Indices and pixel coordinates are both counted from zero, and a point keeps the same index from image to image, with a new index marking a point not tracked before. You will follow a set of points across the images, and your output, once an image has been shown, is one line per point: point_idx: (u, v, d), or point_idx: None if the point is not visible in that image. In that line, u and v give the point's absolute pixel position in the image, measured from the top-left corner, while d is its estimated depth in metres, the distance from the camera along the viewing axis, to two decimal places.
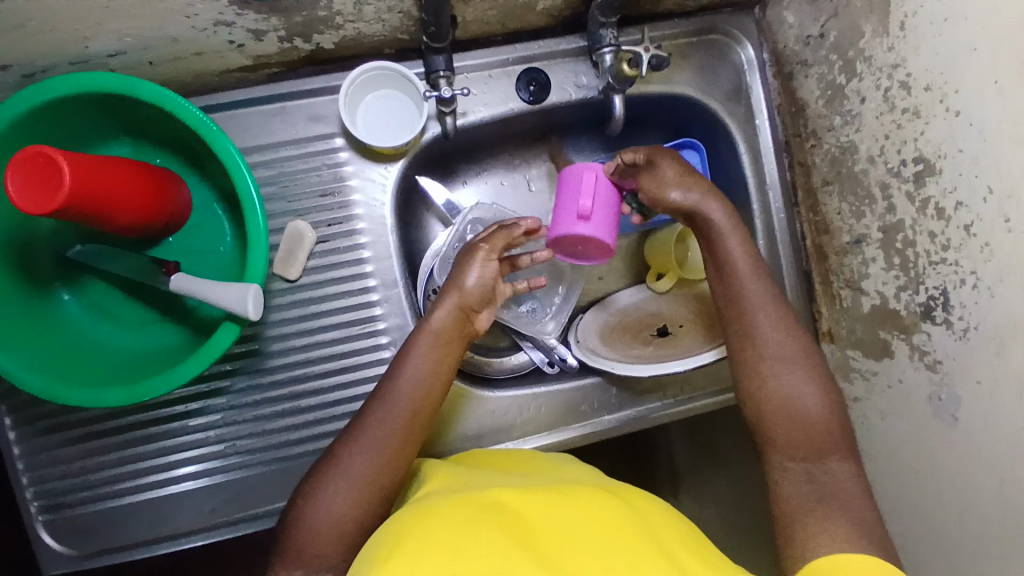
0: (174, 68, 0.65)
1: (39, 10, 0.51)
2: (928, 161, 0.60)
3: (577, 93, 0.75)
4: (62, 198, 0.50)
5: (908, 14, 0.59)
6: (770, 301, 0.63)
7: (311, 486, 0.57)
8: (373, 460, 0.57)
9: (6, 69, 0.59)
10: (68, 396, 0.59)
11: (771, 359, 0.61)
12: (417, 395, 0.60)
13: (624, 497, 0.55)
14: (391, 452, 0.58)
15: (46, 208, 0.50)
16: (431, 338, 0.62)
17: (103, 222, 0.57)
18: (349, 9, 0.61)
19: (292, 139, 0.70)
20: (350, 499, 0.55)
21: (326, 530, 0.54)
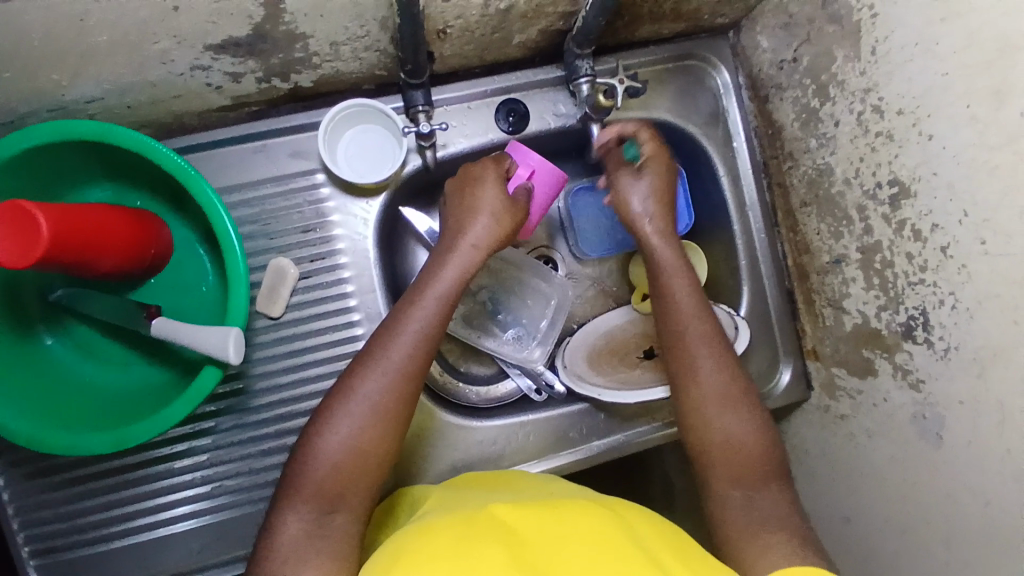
0: (153, 110, 0.65)
1: (16, 61, 0.51)
2: (903, 184, 0.61)
3: (555, 122, 0.76)
4: (43, 247, 0.50)
5: (879, 40, 0.60)
6: (710, 343, 0.64)
7: (323, 420, 0.56)
8: (388, 392, 0.57)
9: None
10: (54, 443, 0.59)
11: (712, 399, 0.62)
12: (432, 326, 0.59)
13: (619, 510, 0.56)
14: (404, 386, 0.57)
15: (26, 258, 0.50)
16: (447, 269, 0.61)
17: (87, 268, 0.57)
18: (326, 49, 0.61)
19: (274, 177, 0.71)
20: (365, 433, 0.56)
21: (341, 465, 0.55)
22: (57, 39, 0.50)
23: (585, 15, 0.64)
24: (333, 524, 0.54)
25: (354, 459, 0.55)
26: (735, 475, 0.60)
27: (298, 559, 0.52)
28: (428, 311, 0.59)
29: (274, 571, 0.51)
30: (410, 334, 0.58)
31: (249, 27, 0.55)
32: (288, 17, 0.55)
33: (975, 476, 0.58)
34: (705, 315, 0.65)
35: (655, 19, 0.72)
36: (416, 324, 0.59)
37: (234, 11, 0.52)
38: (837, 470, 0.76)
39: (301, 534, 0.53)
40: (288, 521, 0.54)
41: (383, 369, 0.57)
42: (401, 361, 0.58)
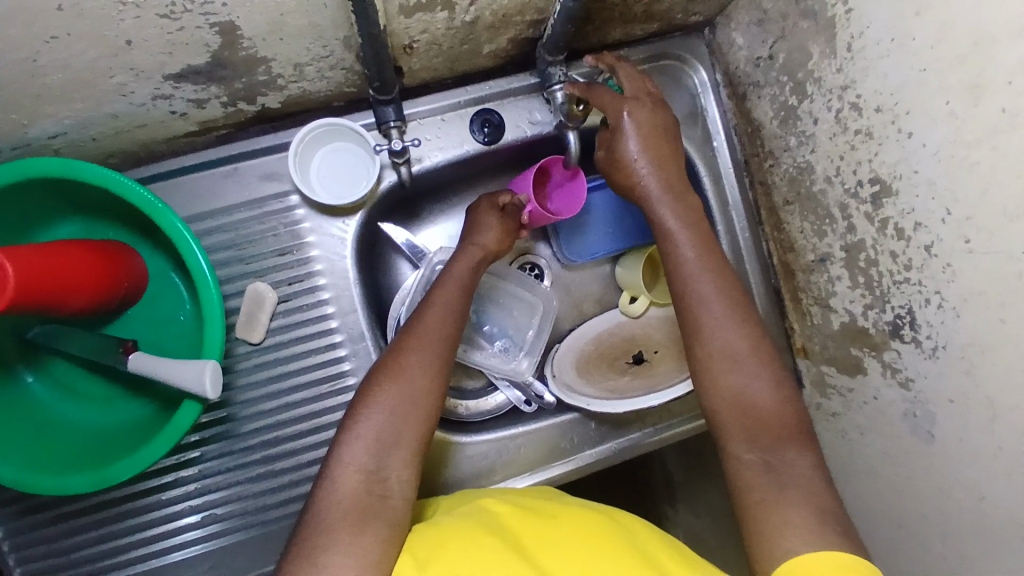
0: (118, 141, 0.63)
1: None
2: (884, 181, 0.60)
3: (531, 130, 0.75)
4: (10, 294, 0.49)
5: (854, 36, 0.59)
6: (718, 291, 0.61)
7: (371, 386, 0.57)
8: (432, 358, 0.59)
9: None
10: (39, 484, 0.58)
11: (724, 356, 0.59)
12: (464, 299, 0.64)
13: (614, 517, 0.56)
14: (445, 352, 0.60)
15: None
16: (476, 252, 0.67)
17: (58, 310, 0.56)
18: (290, 71, 0.60)
19: (247, 201, 0.69)
20: (416, 394, 0.56)
21: (393, 425, 0.55)
22: (9, 81, 0.49)
23: (553, 24, 0.63)
24: (386, 480, 0.53)
25: (404, 419, 0.55)
26: (760, 437, 0.55)
27: (359, 516, 0.50)
28: (460, 284, 0.65)
29: (334, 525, 0.50)
30: (450, 301, 0.63)
31: (207, 55, 0.53)
32: (247, 42, 0.53)
33: (967, 473, 0.57)
34: (708, 270, 0.62)
35: (627, 21, 0.70)
36: (453, 295, 0.63)
37: (189, 40, 0.51)
38: (834, 468, 0.75)
39: (360, 487, 0.52)
40: (344, 476, 0.52)
41: (427, 336, 0.60)
42: (443, 328, 0.61)
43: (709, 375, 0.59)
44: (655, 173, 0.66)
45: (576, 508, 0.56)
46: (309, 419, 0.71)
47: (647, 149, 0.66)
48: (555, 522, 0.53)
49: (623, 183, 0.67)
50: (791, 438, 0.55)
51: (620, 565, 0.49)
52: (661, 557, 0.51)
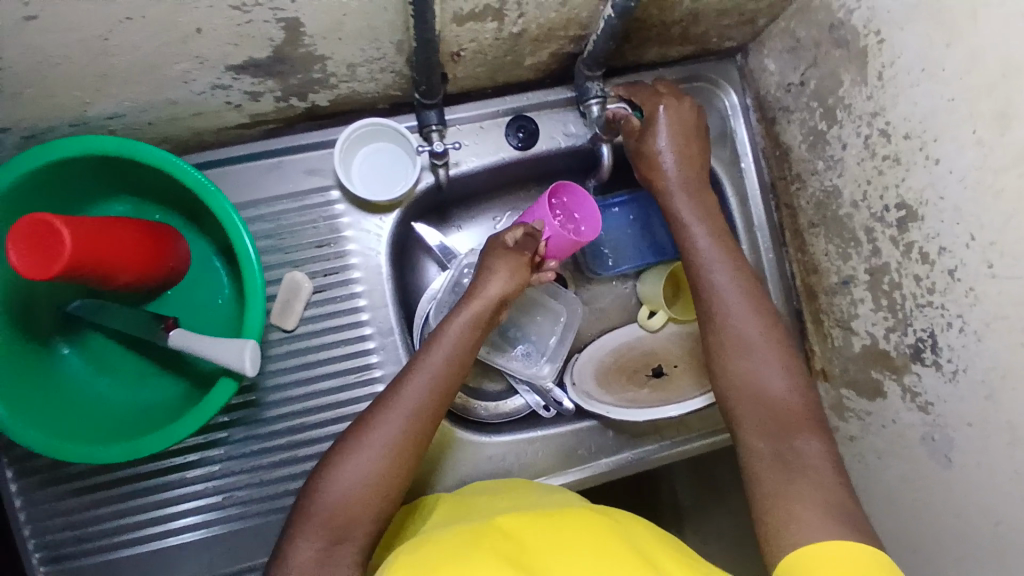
0: (173, 128, 0.66)
1: (40, 79, 0.52)
2: (910, 207, 0.61)
3: (565, 141, 0.77)
4: (65, 247, 0.50)
5: (886, 65, 0.61)
6: (748, 297, 0.62)
7: (338, 454, 0.57)
8: (403, 431, 0.58)
9: (4, 132, 0.59)
10: (70, 452, 0.60)
11: (741, 365, 0.59)
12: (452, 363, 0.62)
13: (608, 514, 0.57)
14: (421, 425, 0.59)
15: (50, 258, 0.50)
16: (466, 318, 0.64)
17: (105, 276, 0.57)
18: (343, 71, 0.63)
19: (289, 194, 0.72)
20: (380, 467, 0.56)
21: (354, 500, 0.55)
22: (78, 58, 0.51)
23: (596, 40, 0.66)
24: (343, 553, 0.53)
25: (365, 492, 0.55)
26: (773, 427, 0.56)
27: None
28: (446, 356, 0.62)
29: None
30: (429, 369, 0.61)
31: (270, 49, 0.56)
32: (307, 40, 0.56)
33: (985, 497, 0.58)
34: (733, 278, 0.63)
35: (663, 42, 0.73)
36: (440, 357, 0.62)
37: (256, 34, 0.53)
38: None
39: (313, 563, 0.52)
40: (299, 550, 0.53)
41: (399, 411, 0.58)
42: (418, 397, 0.59)
43: (723, 365, 0.60)
44: (679, 171, 0.68)
45: (568, 507, 0.58)
46: (333, 409, 0.72)
47: (677, 148, 0.68)
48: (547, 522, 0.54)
49: (649, 177, 0.70)
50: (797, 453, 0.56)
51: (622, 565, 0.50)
52: (667, 559, 0.52)
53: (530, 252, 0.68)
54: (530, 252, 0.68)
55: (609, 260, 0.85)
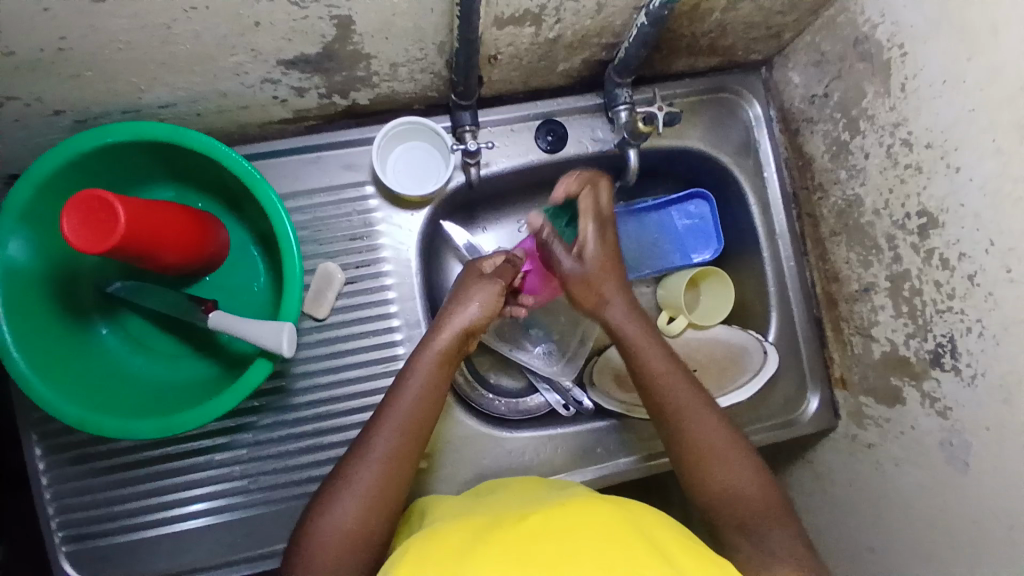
0: (220, 119, 0.69)
1: (102, 63, 0.55)
2: (932, 215, 0.63)
3: (593, 147, 0.80)
4: (113, 209, 0.53)
5: (909, 77, 0.63)
6: None
7: (322, 502, 0.57)
8: (382, 471, 0.57)
9: (60, 114, 0.62)
10: (104, 426, 0.61)
11: (705, 449, 0.60)
12: (423, 403, 0.61)
13: (616, 501, 0.53)
14: (399, 463, 0.58)
15: (102, 224, 0.52)
16: (431, 359, 0.62)
17: (156, 249, 0.59)
18: (385, 70, 0.66)
19: (326, 187, 0.75)
20: (364, 510, 0.56)
21: (343, 546, 0.54)
22: (139, 44, 0.53)
23: (628, 48, 0.68)
24: None
25: (353, 537, 0.55)
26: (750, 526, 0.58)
27: None
28: (414, 398, 0.61)
29: None
30: (400, 412, 0.60)
31: (320, 45, 0.59)
32: (356, 38, 0.59)
33: (1002, 502, 0.58)
34: (677, 365, 0.65)
35: (691, 53, 0.76)
36: (410, 401, 0.60)
37: (309, 29, 0.56)
38: (864, 500, 0.75)
39: None
40: None
41: (375, 455, 0.58)
42: (391, 438, 0.59)
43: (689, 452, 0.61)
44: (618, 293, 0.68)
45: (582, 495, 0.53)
46: (359, 398, 0.74)
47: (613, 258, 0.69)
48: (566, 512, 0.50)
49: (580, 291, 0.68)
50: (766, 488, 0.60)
51: (629, 556, 0.46)
52: (679, 549, 0.48)
53: (500, 284, 0.67)
54: (501, 284, 0.67)
55: (634, 265, 0.86)
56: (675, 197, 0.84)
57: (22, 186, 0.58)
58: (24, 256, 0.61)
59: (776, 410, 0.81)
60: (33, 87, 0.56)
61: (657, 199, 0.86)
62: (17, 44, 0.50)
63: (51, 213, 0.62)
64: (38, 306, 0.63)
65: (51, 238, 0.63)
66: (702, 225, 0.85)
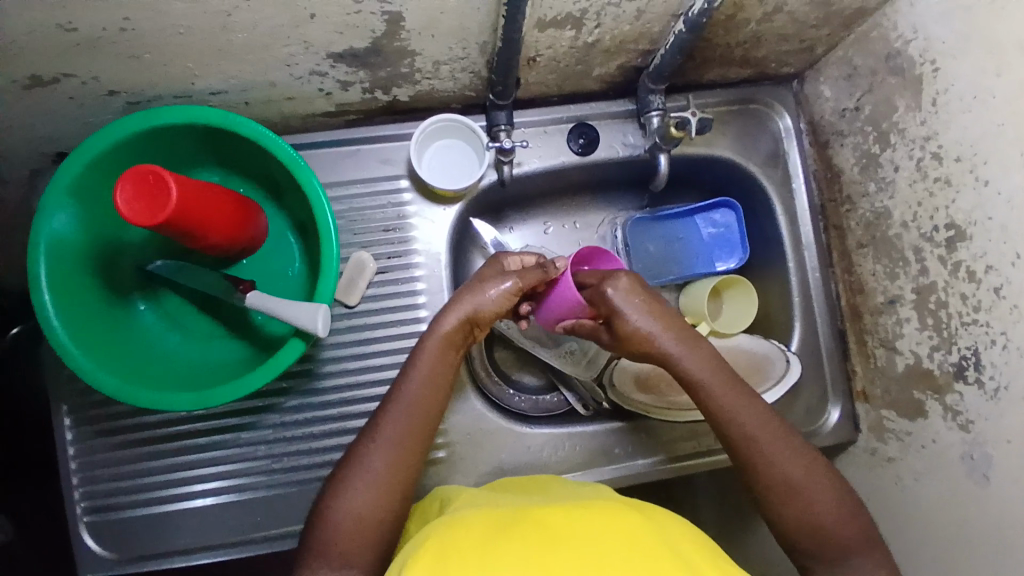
0: (266, 109, 0.72)
1: (161, 47, 0.58)
2: (959, 227, 0.63)
3: (624, 151, 0.81)
4: (163, 180, 0.55)
5: (940, 91, 0.64)
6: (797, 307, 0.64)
7: (337, 484, 0.58)
8: (393, 454, 0.59)
9: (115, 96, 0.65)
10: (139, 397, 0.62)
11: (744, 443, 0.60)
12: (429, 390, 0.62)
13: (639, 509, 0.52)
14: (407, 447, 0.60)
15: (152, 195, 0.55)
16: (435, 344, 0.63)
17: (201, 225, 0.61)
18: (428, 67, 0.69)
19: (363, 179, 0.77)
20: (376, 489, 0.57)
21: (357, 525, 0.56)
22: (199, 31, 0.56)
23: (663, 54, 0.70)
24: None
25: (366, 517, 0.56)
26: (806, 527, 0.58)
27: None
28: (419, 384, 0.62)
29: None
30: (406, 399, 0.61)
31: (368, 39, 0.61)
32: (403, 34, 0.61)
33: (1022, 517, 0.58)
34: (705, 358, 0.63)
35: (724, 63, 0.77)
36: (415, 388, 0.62)
37: (359, 23, 0.58)
38: (881, 513, 0.74)
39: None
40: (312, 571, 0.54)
41: (384, 440, 0.59)
42: (399, 423, 0.60)
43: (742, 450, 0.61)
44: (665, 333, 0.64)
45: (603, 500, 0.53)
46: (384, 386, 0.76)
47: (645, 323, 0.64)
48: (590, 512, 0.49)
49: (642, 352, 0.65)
50: (814, 491, 0.58)
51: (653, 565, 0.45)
52: (700, 558, 0.48)
53: (519, 287, 0.65)
54: (519, 287, 0.65)
55: (658, 270, 0.87)
56: (701, 204, 0.86)
57: (77, 160, 0.61)
58: (72, 228, 0.64)
59: (796, 420, 0.81)
60: (94, 67, 0.59)
61: (683, 207, 0.87)
62: (81, 22, 0.52)
63: (99, 189, 0.65)
64: (80, 278, 0.66)
65: (96, 213, 0.66)
66: (728, 234, 0.86)
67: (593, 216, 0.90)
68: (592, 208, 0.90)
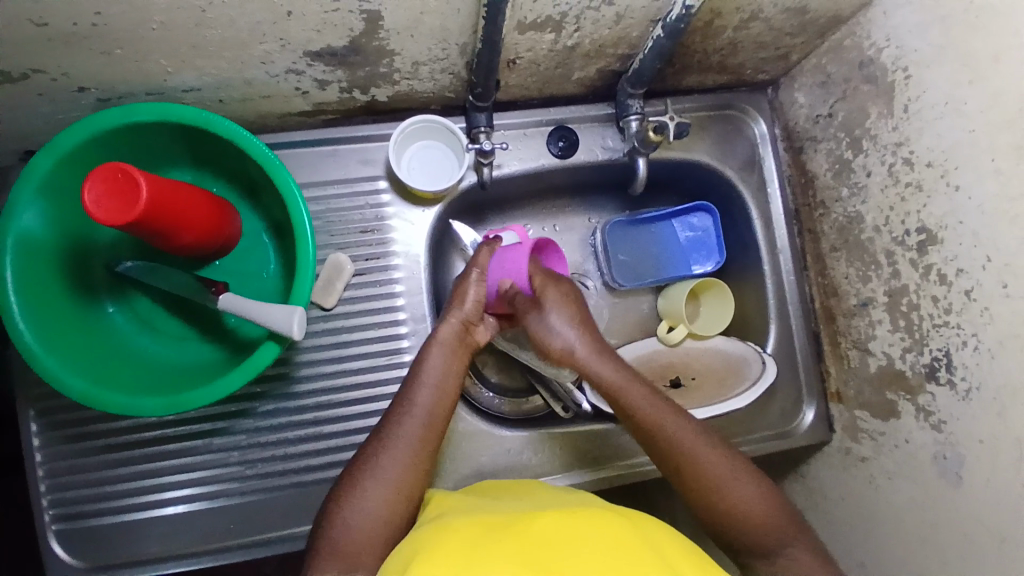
0: (241, 107, 0.71)
1: (133, 42, 0.56)
2: (931, 231, 0.65)
3: (603, 155, 0.82)
4: (132, 180, 0.54)
5: (911, 99, 0.66)
6: None
7: (354, 483, 0.58)
8: (406, 455, 0.60)
9: (86, 92, 0.63)
10: (108, 400, 0.60)
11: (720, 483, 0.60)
12: (438, 397, 0.64)
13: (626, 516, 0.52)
14: (420, 453, 0.60)
15: (122, 194, 0.54)
16: (440, 350, 0.66)
17: (174, 227, 0.60)
18: (407, 68, 0.68)
19: (341, 180, 0.76)
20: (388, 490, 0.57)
21: (365, 531, 0.55)
22: (175, 26, 0.55)
23: (642, 58, 0.71)
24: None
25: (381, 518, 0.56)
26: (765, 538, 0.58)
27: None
28: (431, 388, 0.64)
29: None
30: (418, 403, 0.63)
31: (347, 38, 0.61)
32: (383, 33, 0.61)
33: (992, 515, 0.59)
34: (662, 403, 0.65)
35: (703, 69, 0.78)
36: (425, 393, 0.63)
37: (339, 22, 0.58)
38: (857, 512, 0.76)
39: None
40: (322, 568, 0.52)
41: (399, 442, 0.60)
42: (410, 426, 0.61)
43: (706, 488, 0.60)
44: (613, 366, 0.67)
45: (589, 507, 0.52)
46: (364, 402, 0.75)
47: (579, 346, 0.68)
48: (576, 522, 0.49)
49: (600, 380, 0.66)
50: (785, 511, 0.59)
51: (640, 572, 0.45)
52: (684, 564, 0.48)
53: (476, 273, 0.69)
54: (477, 271, 0.69)
55: (637, 274, 0.88)
56: (679, 209, 0.86)
57: (46, 156, 0.59)
58: (39, 226, 0.62)
59: (772, 421, 0.82)
60: (65, 63, 0.57)
61: (662, 210, 0.87)
62: (53, 16, 0.51)
63: (68, 186, 0.63)
64: (47, 277, 0.63)
65: (65, 210, 0.64)
66: (704, 238, 0.87)
67: (572, 219, 0.91)
68: (571, 210, 0.90)
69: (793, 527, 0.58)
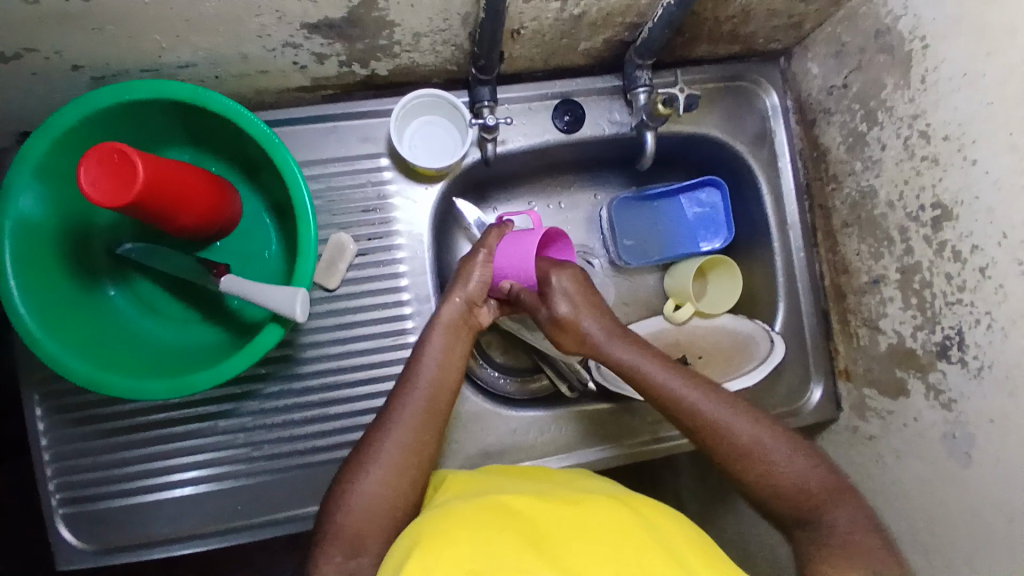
0: (238, 83, 0.69)
1: (122, 17, 0.54)
2: (946, 207, 0.63)
3: (610, 129, 0.80)
4: (129, 159, 0.52)
5: (929, 70, 0.63)
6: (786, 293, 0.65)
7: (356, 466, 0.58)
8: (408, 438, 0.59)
9: (78, 70, 0.61)
10: (111, 384, 0.60)
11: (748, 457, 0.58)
12: (441, 378, 0.63)
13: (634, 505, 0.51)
14: (422, 434, 0.60)
15: (118, 175, 0.52)
16: (442, 330, 0.65)
17: (173, 207, 0.59)
18: (408, 40, 0.66)
19: (342, 157, 0.75)
20: (391, 474, 0.57)
21: (368, 515, 0.55)
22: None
23: (652, 28, 0.68)
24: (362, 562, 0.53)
25: (384, 502, 0.56)
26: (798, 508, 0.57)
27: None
28: (433, 368, 0.63)
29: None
30: (419, 385, 0.62)
31: (345, 9, 0.58)
32: (382, 4, 0.58)
33: (1001, 493, 0.59)
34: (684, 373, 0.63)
35: (713, 39, 0.75)
36: (427, 373, 0.63)
37: None
38: (863, 489, 0.76)
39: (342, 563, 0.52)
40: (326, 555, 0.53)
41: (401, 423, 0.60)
42: (413, 407, 0.61)
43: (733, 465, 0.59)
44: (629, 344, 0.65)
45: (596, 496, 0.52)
46: (369, 383, 0.75)
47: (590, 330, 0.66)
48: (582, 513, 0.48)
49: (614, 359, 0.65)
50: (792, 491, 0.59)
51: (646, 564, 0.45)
52: (691, 554, 0.47)
53: (483, 255, 0.68)
54: (484, 254, 0.68)
55: (643, 252, 0.86)
56: (687, 184, 0.84)
57: (39, 137, 0.58)
58: (36, 209, 0.60)
59: (780, 399, 0.82)
60: (56, 40, 0.55)
61: (669, 186, 0.86)
62: None
63: (63, 168, 0.61)
64: (46, 260, 0.62)
65: (61, 192, 0.62)
66: (712, 214, 0.85)
67: (577, 195, 0.89)
68: (577, 187, 0.89)
69: (806, 510, 0.57)
